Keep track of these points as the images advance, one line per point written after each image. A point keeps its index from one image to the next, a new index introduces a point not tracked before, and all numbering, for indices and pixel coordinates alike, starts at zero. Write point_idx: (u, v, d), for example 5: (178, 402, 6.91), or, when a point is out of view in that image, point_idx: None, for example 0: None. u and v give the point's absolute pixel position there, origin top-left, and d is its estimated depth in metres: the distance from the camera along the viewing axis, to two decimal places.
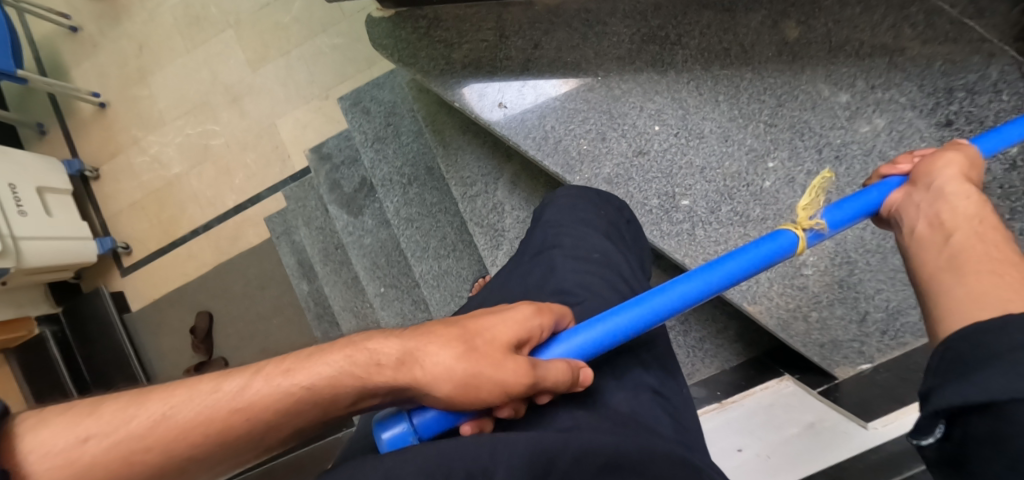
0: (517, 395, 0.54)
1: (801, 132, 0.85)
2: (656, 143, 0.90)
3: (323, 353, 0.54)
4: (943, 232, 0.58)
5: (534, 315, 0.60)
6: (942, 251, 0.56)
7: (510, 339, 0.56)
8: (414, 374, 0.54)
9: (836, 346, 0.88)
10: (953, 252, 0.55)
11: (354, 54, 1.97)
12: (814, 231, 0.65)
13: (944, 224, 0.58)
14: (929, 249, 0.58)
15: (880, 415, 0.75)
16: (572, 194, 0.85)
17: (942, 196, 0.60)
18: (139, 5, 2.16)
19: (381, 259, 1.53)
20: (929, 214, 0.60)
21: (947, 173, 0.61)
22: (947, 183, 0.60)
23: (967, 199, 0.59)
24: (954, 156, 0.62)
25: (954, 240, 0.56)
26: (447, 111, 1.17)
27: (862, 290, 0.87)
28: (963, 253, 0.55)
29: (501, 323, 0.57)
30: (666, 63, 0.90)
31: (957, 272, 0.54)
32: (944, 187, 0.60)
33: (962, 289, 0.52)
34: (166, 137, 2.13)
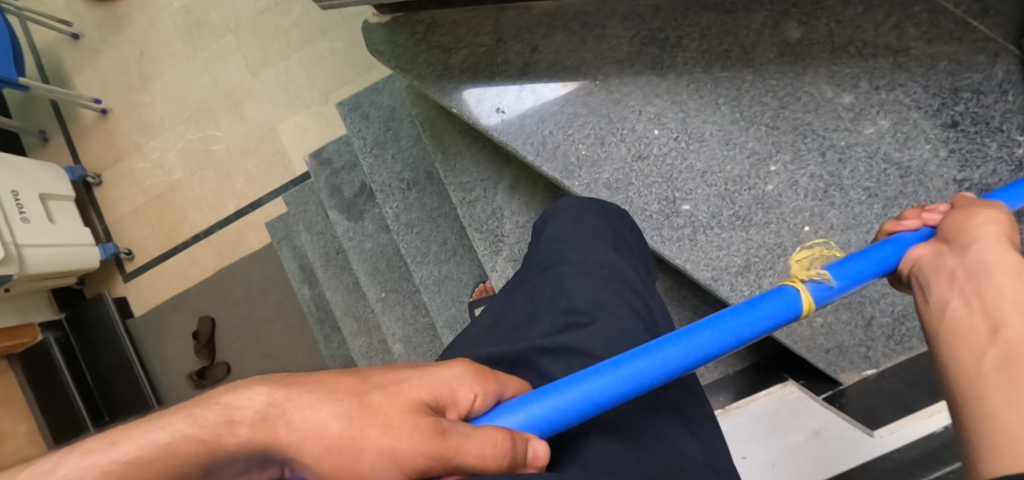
0: (411, 467, 0.46)
1: (804, 135, 0.83)
2: (656, 147, 0.88)
3: (166, 414, 0.44)
4: (985, 323, 0.50)
5: (464, 377, 0.53)
6: (986, 352, 0.48)
7: (420, 398, 0.49)
8: (277, 435, 0.45)
9: (842, 351, 0.86)
10: (1000, 356, 0.47)
11: (353, 58, 1.97)
12: (818, 283, 0.58)
13: (983, 302, 0.51)
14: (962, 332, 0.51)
15: (887, 422, 0.74)
16: (574, 208, 0.83)
17: (983, 266, 0.53)
18: (139, 11, 2.16)
19: (382, 264, 1.53)
20: (968, 291, 0.53)
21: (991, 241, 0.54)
22: (990, 253, 0.53)
23: (1014, 276, 0.51)
24: (988, 209, 0.58)
25: (1000, 337, 0.48)
26: (446, 115, 1.16)
27: (868, 294, 0.85)
28: (1011, 359, 0.46)
29: (417, 379, 0.50)
30: (666, 65, 0.88)
31: (1003, 384, 0.45)
32: (984, 258, 0.53)
33: (1006, 412, 0.43)
34: (167, 143, 2.13)
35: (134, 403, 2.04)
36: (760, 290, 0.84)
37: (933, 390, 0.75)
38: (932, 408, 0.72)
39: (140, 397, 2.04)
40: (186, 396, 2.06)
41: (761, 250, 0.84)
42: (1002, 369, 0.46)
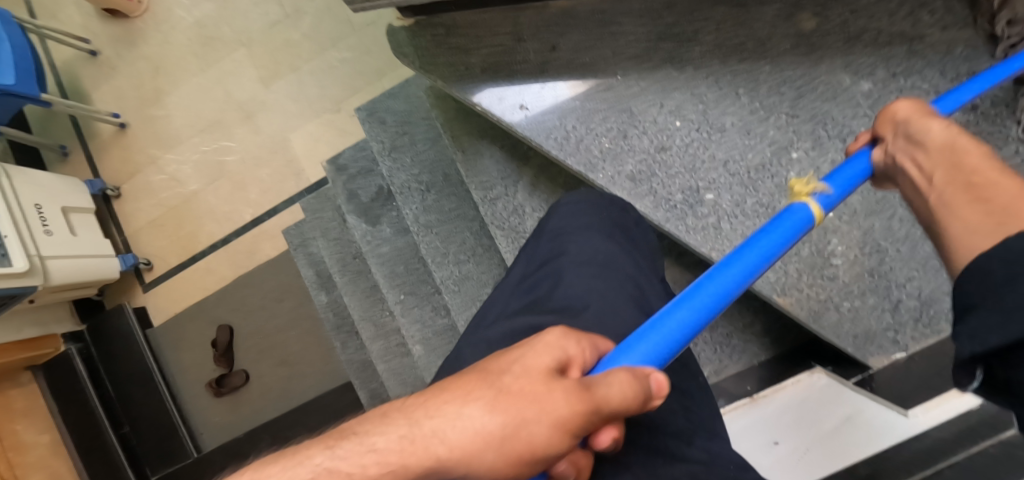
0: (577, 431, 0.44)
1: (823, 123, 0.85)
2: (677, 139, 0.89)
3: (300, 451, 0.45)
4: (925, 179, 0.58)
5: (567, 337, 0.50)
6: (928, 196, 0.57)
7: (547, 366, 0.47)
8: (436, 453, 0.43)
9: (869, 336, 0.86)
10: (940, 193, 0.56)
11: (363, 67, 2.01)
12: (821, 195, 0.61)
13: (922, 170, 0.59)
14: (920, 192, 0.58)
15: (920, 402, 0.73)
16: (573, 201, 0.87)
17: (916, 138, 0.61)
18: (154, 27, 2.21)
19: (400, 267, 1.54)
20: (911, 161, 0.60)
21: (919, 120, 0.62)
22: (918, 124, 0.62)
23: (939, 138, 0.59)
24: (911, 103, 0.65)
25: (934, 183, 0.57)
26: (463, 117, 1.19)
27: (894, 279, 0.86)
28: (946, 192, 0.55)
29: (530, 353, 0.48)
30: (683, 59, 0.90)
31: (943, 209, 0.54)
32: (912, 131, 0.62)
33: (952, 228, 0.52)
34: (183, 155, 2.16)
35: (154, 412, 2.06)
36: (785, 275, 0.89)
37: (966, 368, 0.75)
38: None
39: (160, 406, 2.06)
40: (205, 404, 2.07)
41: None
42: (941, 197, 0.55)
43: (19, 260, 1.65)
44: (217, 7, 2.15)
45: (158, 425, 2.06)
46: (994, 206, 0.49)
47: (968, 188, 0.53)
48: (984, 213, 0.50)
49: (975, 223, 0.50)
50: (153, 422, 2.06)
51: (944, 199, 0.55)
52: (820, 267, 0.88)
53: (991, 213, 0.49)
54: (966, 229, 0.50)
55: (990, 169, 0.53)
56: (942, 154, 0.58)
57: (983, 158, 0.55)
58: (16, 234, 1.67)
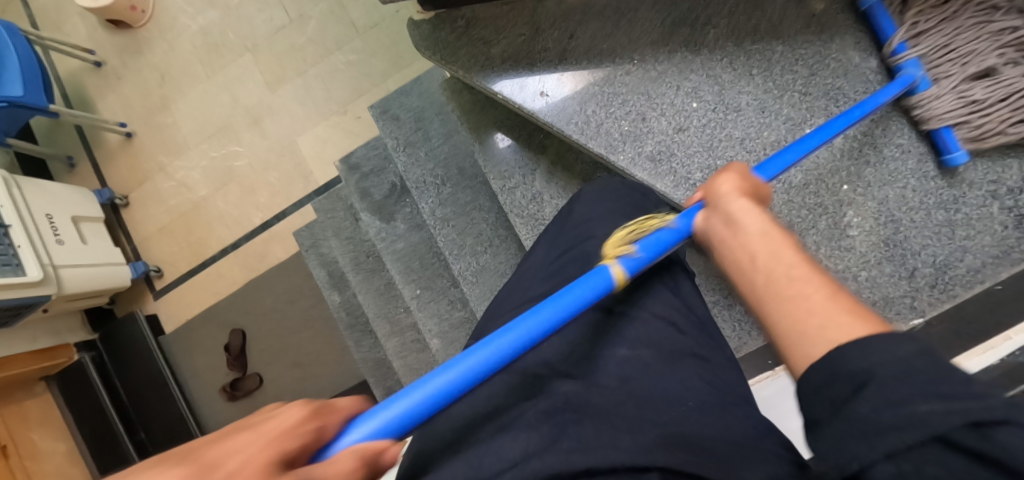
0: None
1: (835, 99, 0.89)
2: (695, 119, 0.92)
3: None
4: (748, 258, 0.65)
5: (303, 423, 0.53)
6: (754, 278, 0.63)
7: (255, 467, 0.48)
8: None
9: (888, 303, 0.90)
10: (764, 277, 0.62)
11: (369, 69, 2.03)
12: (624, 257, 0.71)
13: (746, 248, 0.66)
14: (744, 272, 0.65)
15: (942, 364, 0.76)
16: (597, 188, 0.90)
17: (735, 219, 0.69)
18: (159, 36, 2.23)
19: (415, 263, 1.56)
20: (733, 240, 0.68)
21: (734, 201, 0.71)
22: (735, 205, 0.70)
23: (760, 222, 0.67)
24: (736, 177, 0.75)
25: (759, 264, 0.63)
26: (481, 109, 1.22)
27: (909, 247, 0.89)
28: (769, 278, 0.61)
29: (246, 451, 0.49)
30: (699, 43, 0.93)
31: (772, 297, 0.60)
32: (735, 212, 0.70)
33: (781, 319, 0.58)
34: (192, 161, 2.18)
35: (168, 418, 2.06)
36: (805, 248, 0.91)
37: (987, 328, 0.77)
38: (986, 345, 0.78)
39: (174, 413, 2.06)
40: (219, 409, 2.08)
41: None
42: (767, 281, 0.61)
43: (33, 269, 1.66)
44: (221, 14, 2.17)
45: (172, 431, 2.06)
46: (812, 310, 0.55)
47: (786, 279, 0.60)
48: (807, 313, 0.56)
49: (801, 323, 0.55)
50: (168, 429, 2.06)
51: (767, 283, 0.61)
52: (837, 238, 0.91)
53: (811, 313, 0.55)
54: (796, 329, 0.56)
55: (802, 265, 0.60)
56: (758, 241, 0.65)
57: (795, 251, 0.62)
58: (30, 243, 1.68)
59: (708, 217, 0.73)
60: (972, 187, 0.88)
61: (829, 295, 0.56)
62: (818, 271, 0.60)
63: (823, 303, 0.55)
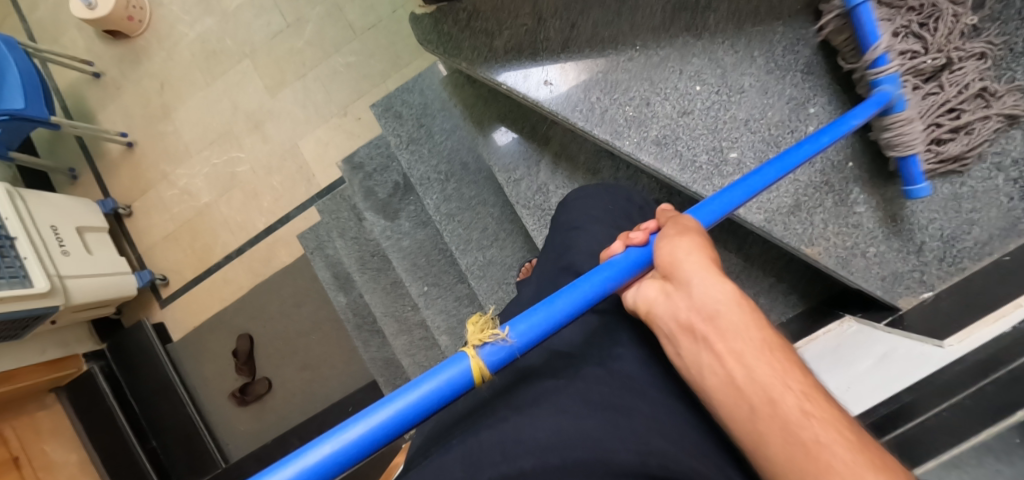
0: None
1: (837, 77, 0.90)
2: (699, 102, 0.93)
3: None
4: (741, 374, 0.57)
5: None
6: (754, 405, 0.55)
7: None
8: None
9: (897, 278, 0.91)
10: (767, 407, 0.54)
11: (368, 70, 2.04)
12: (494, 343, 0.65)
13: (736, 361, 0.57)
14: (737, 394, 0.56)
15: (953, 333, 0.78)
16: (593, 190, 0.99)
17: (719, 318, 0.60)
18: (156, 45, 2.24)
19: (422, 260, 1.56)
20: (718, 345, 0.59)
21: (715, 288, 0.61)
22: (717, 296, 0.60)
23: (749, 327, 0.58)
24: (693, 247, 0.66)
25: (759, 388, 0.55)
26: (484, 102, 1.23)
27: (916, 221, 0.91)
28: (774, 409, 0.54)
29: None
30: (700, 27, 0.93)
31: (780, 437, 0.53)
32: (716, 310, 0.60)
33: (796, 469, 0.51)
34: (193, 169, 2.18)
35: (178, 426, 2.07)
36: (813, 226, 0.92)
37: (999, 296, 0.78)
38: (994, 316, 0.75)
39: (184, 420, 2.06)
40: (229, 415, 2.08)
41: (809, 187, 0.93)
42: (770, 413, 0.54)
43: (40, 281, 1.66)
44: (218, 21, 2.18)
45: (183, 439, 2.06)
46: (835, 465, 0.49)
47: (802, 415, 0.53)
48: (829, 465, 0.49)
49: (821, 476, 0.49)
50: (179, 436, 2.06)
51: (771, 413, 0.54)
52: (844, 216, 0.92)
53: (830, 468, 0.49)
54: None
55: (811, 396, 0.54)
56: (755, 354, 0.57)
57: (803, 373, 0.56)
58: (36, 255, 1.68)
59: (674, 297, 0.64)
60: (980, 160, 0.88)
61: (850, 439, 0.51)
62: (829, 402, 0.54)
63: (850, 456, 0.49)
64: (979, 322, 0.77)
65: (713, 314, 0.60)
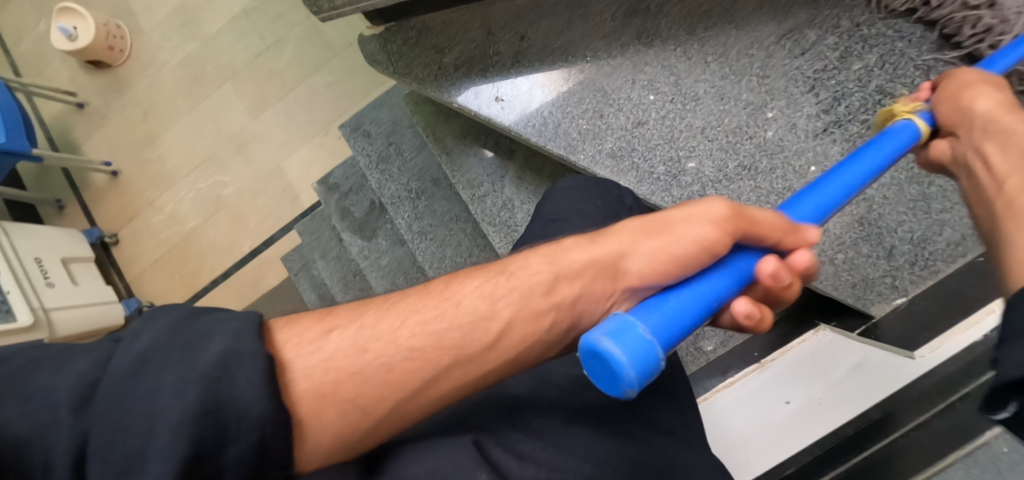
0: None
1: (794, 79, 0.86)
2: (653, 112, 0.90)
3: None
4: (998, 178, 0.58)
5: None
6: (1001, 197, 0.56)
7: None
8: None
9: (868, 284, 0.87)
10: (1008, 198, 0.55)
11: (349, 89, 2.04)
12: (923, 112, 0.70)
13: (994, 169, 0.60)
14: (987, 200, 0.58)
15: (926, 342, 0.75)
16: (569, 186, 0.86)
17: (996, 137, 0.62)
18: (139, 73, 2.25)
19: (400, 277, 1.52)
20: (988, 154, 0.61)
21: (1008, 115, 0.62)
22: (994, 120, 0.63)
23: (1019, 136, 0.60)
24: (990, 85, 0.66)
25: (1005, 186, 0.57)
26: (445, 118, 1.21)
27: (885, 224, 0.86)
28: (1015, 199, 0.55)
29: None
30: (651, 34, 0.91)
31: (1018, 216, 0.53)
32: (990, 125, 0.63)
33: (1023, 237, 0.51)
34: (179, 194, 2.18)
35: None
36: None
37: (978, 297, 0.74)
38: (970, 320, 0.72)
39: None
40: None
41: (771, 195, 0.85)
42: (1008, 205, 0.55)
43: (23, 315, 1.64)
44: (198, 46, 2.19)
45: None
46: None
47: None
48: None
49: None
50: None
51: (1010, 201, 0.55)
52: None
53: None
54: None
55: None
56: (1017, 160, 0.58)
57: None
58: (19, 288, 1.68)
59: (960, 139, 0.66)
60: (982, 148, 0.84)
61: None
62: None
63: None
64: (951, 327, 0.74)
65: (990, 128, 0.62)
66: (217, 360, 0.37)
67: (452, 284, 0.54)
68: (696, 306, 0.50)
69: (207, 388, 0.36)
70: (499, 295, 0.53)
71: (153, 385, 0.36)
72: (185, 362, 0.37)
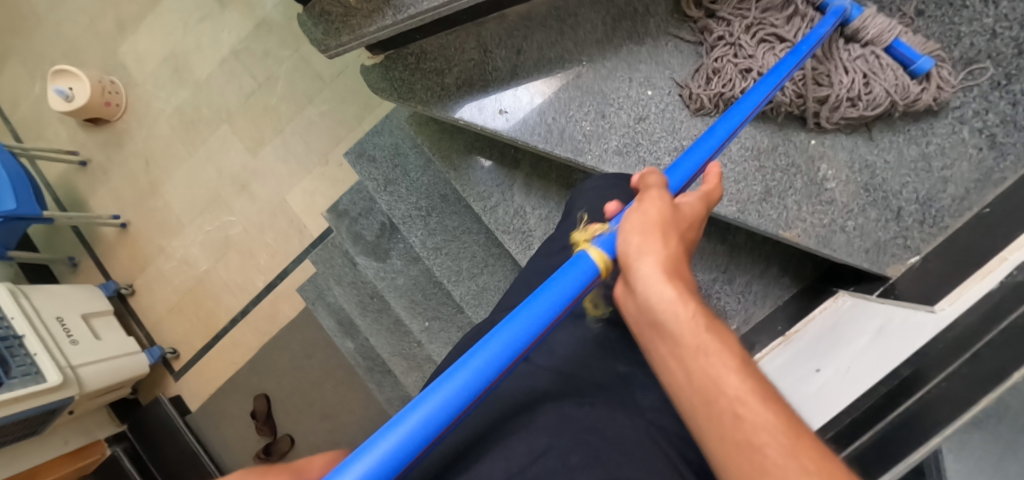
0: None
1: None
2: (653, 106, 0.94)
3: None
4: (681, 371, 0.55)
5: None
6: (693, 402, 0.53)
7: None
8: None
9: (881, 247, 0.90)
10: (703, 405, 0.52)
11: (343, 116, 2.07)
12: (603, 242, 0.64)
13: (673, 352, 0.56)
14: (679, 388, 0.55)
15: (825, 301, 0.99)
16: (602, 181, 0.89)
17: (656, 318, 0.57)
18: (136, 125, 2.29)
19: (418, 295, 1.56)
20: (659, 336, 0.57)
21: (654, 284, 0.57)
22: (652, 296, 0.57)
23: (686, 323, 0.55)
24: (654, 229, 0.61)
25: (692, 386, 0.53)
26: (449, 135, 1.25)
27: (890, 188, 0.90)
28: (710, 405, 0.52)
29: None
30: (642, 33, 0.95)
31: (714, 433, 0.51)
32: (651, 295, 0.57)
33: (730, 469, 0.50)
34: (188, 238, 2.22)
35: None
36: (787, 210, 0.92)
37: (999, 238, 0.77)
38: (828, 304, 0.98)
39: None
40: None
41: (777, 172, 0.94)
42: (705, 409, 0.52)
43: (53, 374, 1.66)
44: (192, 93, 2.23)
45: None
46: (766, 469, 0.47)
47: (733, 417, 0.50)
48: (756, 469, 0.48)
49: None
50: None
51: (702, 412, 0.52)
52: (817, 194, 0.92)
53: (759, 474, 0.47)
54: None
55: (764, 395, 0.51)
56: (687, 355, 0.54)
57: (746, 379, 0.51)
58: (46, 348, 1.69)
59: (628, 295, 0.61)
60: (974, 93, 0.86)
61: (787, 449, 0.48)
62: (781, 410, 0.50)
63: (780, 463, 0.47)
64: (835, 295, 0.98)
65: (648, 301, 0.57)
66: None
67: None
68: None
69: None
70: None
71: None
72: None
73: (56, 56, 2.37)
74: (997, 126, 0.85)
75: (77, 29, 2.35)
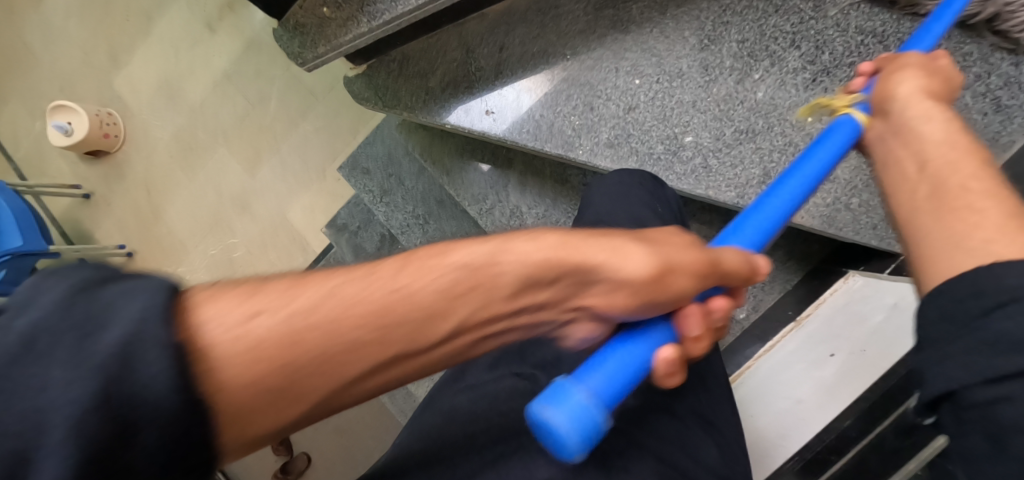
0: None
1: (772, 37, 0.85)
2: (642, 95, 0.91)
3: None
4: (917, 166, 0.61)
5: None
6: (920, 189, 0.59)
7: None
8: None
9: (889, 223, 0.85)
10: (930, 190, 0.58)
11: (337, 129, 2.03)
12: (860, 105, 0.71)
13: (915, 159, 0.61)
14: (910, 180, 0.61)
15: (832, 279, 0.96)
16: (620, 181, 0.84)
17: (907, 130, 0.63)
18: (135, 154, 2.31)
19: None
20: (907, 147, 0.63)
21: (918, 105, 0.63)
22: (907, 115, 0.63)
23: (935, 134, 0.61)
24: (923, 69, 0.66)
25: (924, 178, 0.59)
26: (441, 139, 1.25)
27: None
28: (937, 191, 0.57)
29: None
30: (625, 21, 0.93)
31: (931, 211, 0.56)
32: (906, 115, 0.64)
33: (935, 234, 0.55)
34: (193, 263, 2.22)
35: None
36: None
37: None
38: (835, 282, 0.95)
39: None
40: None
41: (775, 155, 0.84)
42: (931, 197, 0.57)
43: None
44: (187, 118, 2.24)
45: None
46: (978, 225, 0.51)
47: (960, 192, 0.55)
48: (970, 224, 0.52)
49: (962, 233, 0.52)
50: None
51: (928, 196, 0.58)
52: None
53: (976, 226, 0.51)
54: (946, 243, 0.53)
55: (992, 179, 0.55)
56: (931, 155, 0.60)
57: (980, 167, 0.56)
58: None
59: (881, 127, 0.67)
60: (975, 56, 0.83)
61: (1012, 214, 0.51)
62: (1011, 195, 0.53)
63: (1001, 222, 0.50)
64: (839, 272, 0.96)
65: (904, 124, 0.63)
66: (122, 337, 0.33)
67: (411, 263, 0.43)
68: (624, 375, 0.48)
69: (115, 375, 0.32)
70: (462, 290, 0.43)
71: (48, 363, 0.32)
72: (76, 345, 0.33)
73: (54, 93, 2.40)
74: (1001, 88, 0.81)
75: (71, 64, 2.37)
